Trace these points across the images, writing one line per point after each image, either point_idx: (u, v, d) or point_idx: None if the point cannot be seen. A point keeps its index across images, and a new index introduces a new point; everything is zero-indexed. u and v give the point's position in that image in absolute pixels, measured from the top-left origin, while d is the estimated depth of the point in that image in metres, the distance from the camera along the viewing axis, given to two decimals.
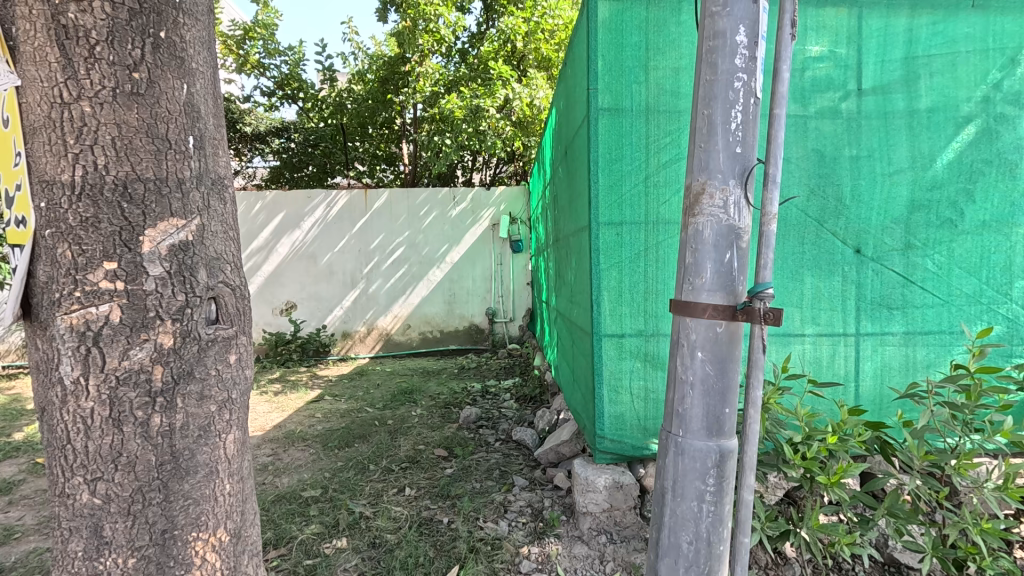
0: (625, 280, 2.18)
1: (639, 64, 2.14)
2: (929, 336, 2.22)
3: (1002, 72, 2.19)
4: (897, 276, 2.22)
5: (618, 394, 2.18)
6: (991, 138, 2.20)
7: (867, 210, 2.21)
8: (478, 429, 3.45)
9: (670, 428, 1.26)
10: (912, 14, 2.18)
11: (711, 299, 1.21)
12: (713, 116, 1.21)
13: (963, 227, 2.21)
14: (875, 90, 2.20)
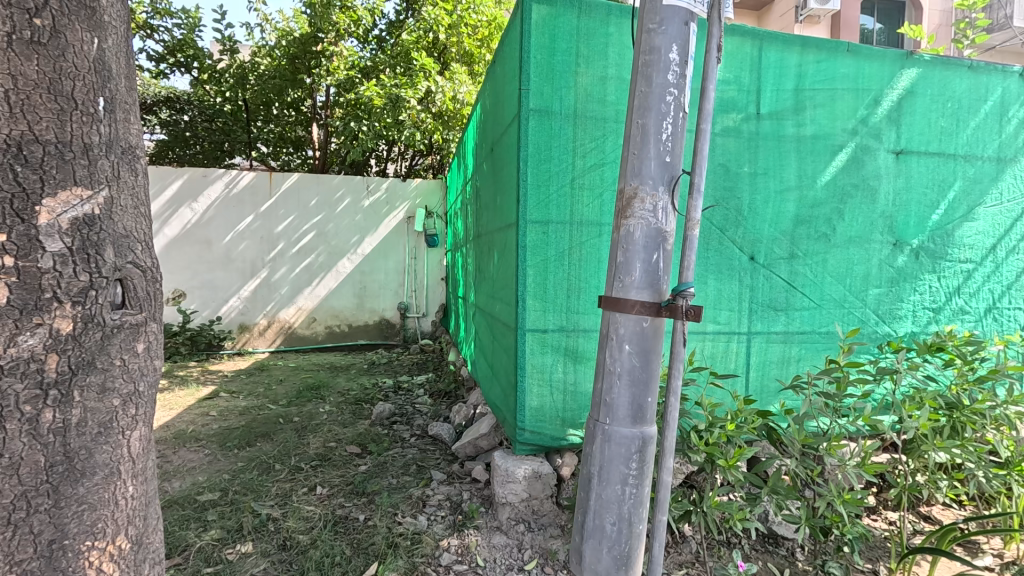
0: (550, 277, 2.25)
1: (568, 69, 2.22)
2: (805, 335, 2.54)
3: (868, 110, 2.55)
4: (782, 282, 2.51)
5: (539, 388, 2.25)
6: (857, 165, 2.56)
7: (760, 222, 2.47)
8: (392, 424, 3.37)
9: (598, 416, 1.34)
10: (802, 52, 2.47)
11: (639, 296, 1.30)
12: (647, 125, 1.29)
13: (834, 240, 2.55)
14: (771, 116, 2.47)
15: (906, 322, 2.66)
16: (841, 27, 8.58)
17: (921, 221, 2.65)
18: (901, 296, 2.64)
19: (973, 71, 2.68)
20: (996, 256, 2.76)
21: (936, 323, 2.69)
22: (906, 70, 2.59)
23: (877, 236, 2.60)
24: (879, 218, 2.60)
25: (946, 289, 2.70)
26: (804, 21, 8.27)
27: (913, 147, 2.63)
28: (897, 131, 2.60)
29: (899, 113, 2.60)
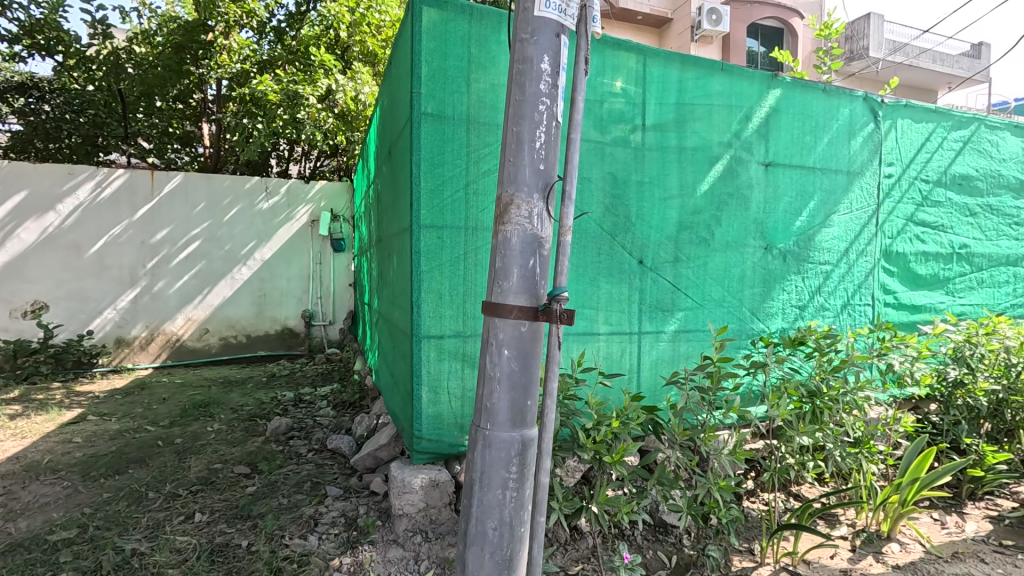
0: (446, 283, 2.23)
1: (461, 74, 2.22)
2: (689, 333, 2.71)
3: (740, 125, 2.79)
4: (668, 284, 2.66)
5: (436, 394, 2.22)
6: (732, 176, 2.78)
7: (647, 228, 2.61)
8: (288, 440, 3.19)
9: (479, 422, 1.34)
10: (682, 68, 2.65)
11: (517, 301, 1.32)
12: (521, 133, 1.32)
13: (714, 245, 2.75)
14: (655, 127, 2.62)
15: (776, 319, 2.92)
16: (731, 48, 9.35)
17: (787, 227, 2.93)
18: (771, 295, 2.90)
19: (826, 94, 3.02)
20: (848, 258, 3.11)
21: (801, 319, 2.99)
22: (772, 89, 2.86)
23: (751, 241, 2.84)
24: (752, 224, 2.84)
25: (809, 288, 3.00)
26: (698, 40, 8.91)
27: (779, 160, 2.91)
28: (766, 145, 2.86)
29: (767, 129, 2.86)
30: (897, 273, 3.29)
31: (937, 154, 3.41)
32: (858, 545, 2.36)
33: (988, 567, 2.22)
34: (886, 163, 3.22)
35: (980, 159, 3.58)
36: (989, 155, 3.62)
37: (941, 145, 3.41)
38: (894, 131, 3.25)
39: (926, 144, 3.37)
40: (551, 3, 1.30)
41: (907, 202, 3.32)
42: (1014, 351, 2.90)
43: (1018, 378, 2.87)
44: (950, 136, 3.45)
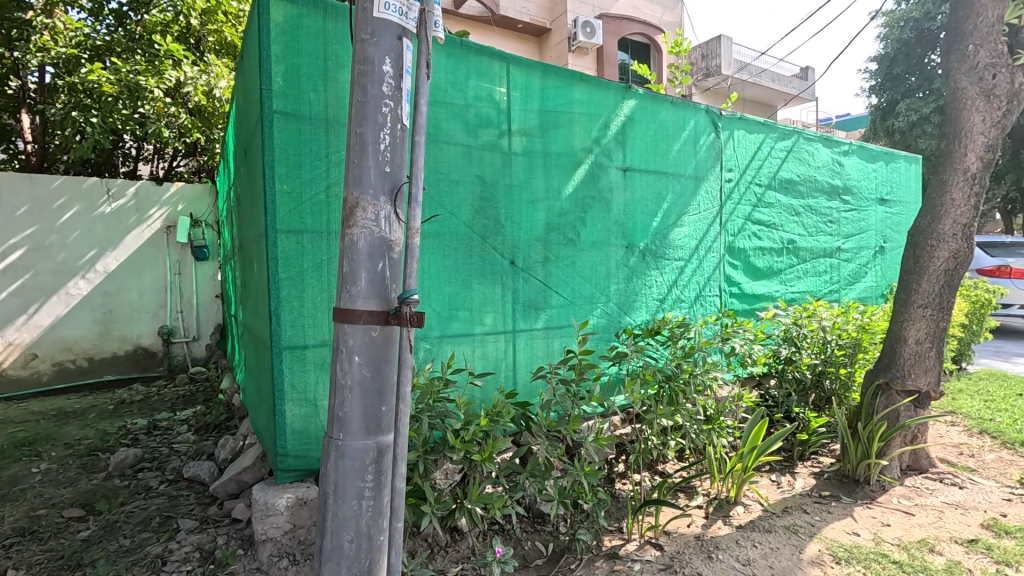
0: (307, 290, 2.12)
1: (316, 73, 2.13)
2: (561, 329, 2.85)
3: (599, 132, 2.98)
4: (539, 283, 2.77)
5: (301, 407, 2.11)
6: (594, 180, 2.97)
7: (517, 229, 2.69)
8: (137, 473, 2.84)
9: (331, 433, 1.29)
10: (543, 76, 2.77)
11: (366, 305, 1.29)
12: (364, 135, 1.29)
13: (580, 245, 2.91)
14: (521, 132, 2.71)
15: (639, 311, 3.16)
16: (604, 60, 9.93)
17: (645, 227, 3.19)
18: (633, 290, 3.14)
19: (674, 106, 3.33)
20: (698, 254, 3.46)
21: (661, 310, 3.27)
22: (627, 100, 3.09)
23: (613, 240, 3.04)
24: (614, 225, 3.05)
25: (666, 282, 3.29)
26: (575, 50, 9.36)
27: (636, 166, 3.15)
28: (623, 152, 3.08)
29: (623, 136, 3.08)
30: (739, 266, 3.72)
31: (767, 161, 3.90)
32: (710, 512, 2.62)
33: (809, 516, 2.57)
34: (726, 168, 3.62)
35: (801, 166, 4.15)
36: (807, 162, 4.22)
37: (770, 153, 3.91)
38: (731, 140, 3.66)
39: (758, 152, 3.84)
40: (390, 5, 1.30)
41: (745, 204, 3.76)
42: (829, 330, 3.41)
43: (831, 353, 3.38)
44: (776, 146, 3.97)
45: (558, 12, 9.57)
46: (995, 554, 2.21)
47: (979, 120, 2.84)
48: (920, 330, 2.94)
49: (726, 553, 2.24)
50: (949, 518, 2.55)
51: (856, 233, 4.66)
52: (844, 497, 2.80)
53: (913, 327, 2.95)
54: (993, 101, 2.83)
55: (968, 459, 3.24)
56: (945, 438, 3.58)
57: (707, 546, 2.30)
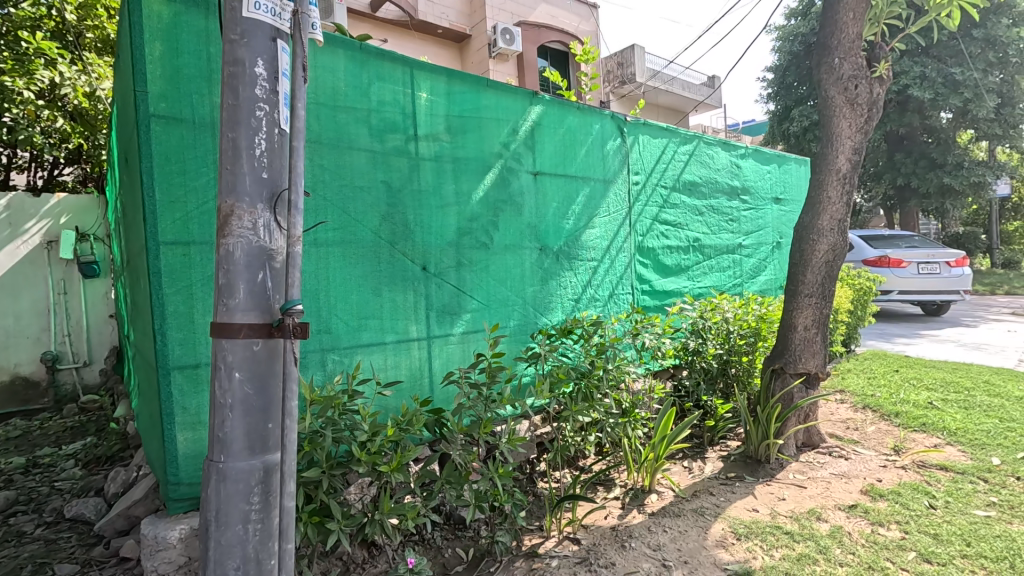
0: (197, 305, 1.99)
1: (200, 74, 2.00)
2: (477, 333, 2.85)
3: (508, 137, 3.01)
4: (452, 288, 2.75)
5: (194, 430, 1.98)
6: (505, 184, 3.00)
7: (428, 234, 2.66)
8: (8, 519, 2.54)
9: (212, 455, 1.22)
10: (448, 81, 2.77)
11: (246, 318, 1.22)
12: (238, 139, 1.23)
13: (493, 248, 2.93)
14: (428, 137, 2.69)
15: (554, 312, 3.23)
16: (524, 67, 10.09)
17: (557, 230, 3.26)
18: (548, 291, 3.20)
19: (580, 111, 3.43)
20: (610, 254, 3.59)
21: (576, 310, 3.36)
22: (534, 106, 3.16)
23: (526, 243, 3.09)
24: (527, 228, 3.09)
25: (580, 282, 3.39)
26: (495, 57, 9.44)
27: (546, 170, 3.22)
28: (533, 156, 3.14)
29: (532, 141, 3.14)
30: (649, 265, 3.90)
31: (671, 164, 4.12)
32: (626, 502, 2.73)
33: (715, 497, 2.73)
34: (633, 172, 3.79)
35: (702, 169, 4.41)
36: (708, 165, 4.48)
37: (673, 157, 4.13)
38: (637, 145, 3.84)
39: (663, 155, 4.05)
40: (261, 5, 1.25)
41: (652, 205, 3.95)
42: (731, 321, 3.64)
43: (734, 342, 3.61)
44: (679, 150, 4.19)
45: (477, 18, 9.62)
46: (871, 516, 2.45)
47: (847, 126, 3.15)
48: (807, 317, 3.21)
49: (639, 541, 2.33)
50: (835, 487, 2.80)
51: (755, 230, 5.02)
52: (748, 476, 3.00)
53: (801, 315, 3.21)
54: (857, 109, 3.15)
55: (853, 432, 3.57)
56: (835, 415, 3.94)
57: (621, 536, 2.39)
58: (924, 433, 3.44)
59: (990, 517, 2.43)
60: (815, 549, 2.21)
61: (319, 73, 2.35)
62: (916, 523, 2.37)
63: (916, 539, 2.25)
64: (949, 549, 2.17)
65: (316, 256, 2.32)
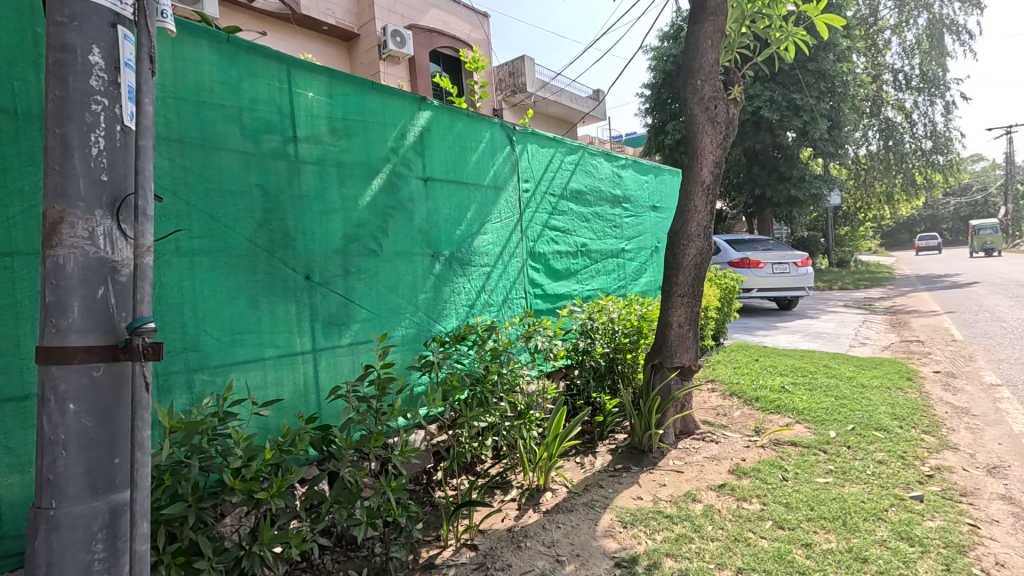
0: (25, 326, 1.71)
1: (24, 58, 1.73)
2: (367, 343, 2.75)
3: (396, 142, 2.94)
4: (339, 297, 2.63)
5: (22, 473, 1.70)
6: (394, 190, 2.92)
7: (311, 241, 2.52)
8: None
9: (39, 502, 1.05)
10: (330, 81, 2.64)
11: (82, 341, 1.07)
12: (67, 136, 1.08)
13: (383, 256, 2.84)
14: (309, 139, 2.54)
15: (448, 319, 3.21)
16: (416, 71, 9.97)
17: (449, 236, 3.25)
18: (441, 298, 3.17)
19: (470, 119, 3.45)
20: (502, 260, 3.66)
21: (470, 316, 3.37)
22: (422, 111, 3.11)
23: (418, 249, 3.04)
24: (417, 234, 3.05)
25: (473, 288, 3.41)
26: (385, 59, 9.22)
27: (436, 176, 3.20)
28: (422, 162, 3.10)
29: (421, 147, 3.10)
30: (540, 269, 4.02)
31: (558, 173, 4.29)
32: (522, 503, 2.79)
33: (604, 489, 2.88)
34: (522, 179, 3.89)
35: (588, 178, 4.64)
36: (592, 175, 4.71)
37: (560, 166, 4.30)
38: (525, 153, 3.94)
39: (550, 164, 4.20)
40: None
41: (542, 212, 4.08)
42: (615, 321, 3.87)
43: (619, 341, 3.84)
44: (565, 159, 4.37)
45: (364, 18, 9.33)
46: (736, 493, 2.73)
47: (708, 142, 3.50)
48: (680, 315, 3.50)
49: (534, 540, 2.39)
50: (707, 469, 3.08)
51: (636, 236, 5.39)
52: (633, 466, 3.21)
53: (675, 313, 3.50)
54: (716, 127, 3.51)
55: (722, 418, 3.96)
56: (707, 403, 4.34)
57: (517, 537, 2.43)
58: (778, 414, 3.92)
59: (828, 482, 2.82)
60: (691, 528, 2.42)
61: (180, 65, 2.13)
62: (772, 495, 2.68)
63: (772, 509, 2.54)
64: (797, 515, 2.48)
65: (179, 266, 2.10)
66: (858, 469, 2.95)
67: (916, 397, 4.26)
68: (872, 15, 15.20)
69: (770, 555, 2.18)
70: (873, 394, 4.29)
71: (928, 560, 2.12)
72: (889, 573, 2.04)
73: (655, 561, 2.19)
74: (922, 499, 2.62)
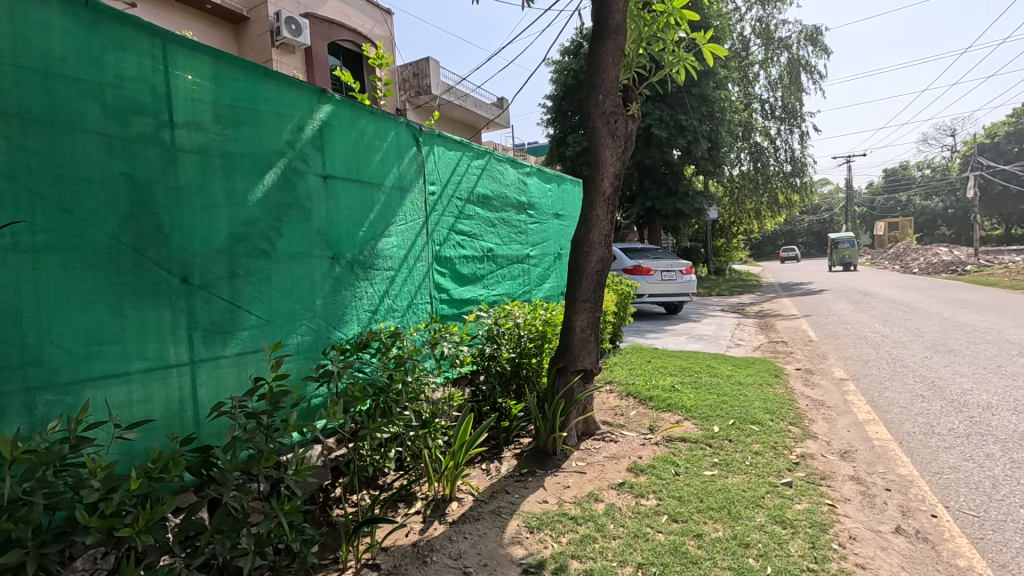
0: None
1: None
2: (256, 353, 2.51)
3: (292, 135, 2.72)
4: (224, 303, 2.37)
5: None
6: (289, 186, 2.70)
7: (190, 240, 2.24)
8: None
9: None
10: (216, 63, 2.38)
11: None
12: None
13: (275, 257, 2.61)
14: (189, 126, 2.27)
15: (349, 325, 3.04)
16: (313, 63, 9.44)
17: (350, 237, 3.07)
18: (341, 303, 2.99)
19: (374, 116, 3.30)
20: (407, 263, 3.54)
21: (372, 322, 3.22)
22: (322, 104, 2.92)
23: (316, 251, 2.84)
24: (315, 235, 2.84)
25: (376, 293, 3.25)
26: (278, 46, 8.62)
27: (336, 173, 3.01)
28: (321, 158, 2.90)
29: (321, 142, 2.90)
30: (446, 274, 3.95)
31: (465, 177, 4.24)
32: (427, 515, 2.70)
33: (510, 495, 2.88)
34: (428, 182, 3.80)
35: (494, 183, 4.65)
36: (498, 180, 4.74)
37: (467, 170, 4.27)
38: (431, 155, 3.86)
39: (457, 168, 4.15)
40: None
41: (448, 216, 4.01)
42: (521, 326, 3.90)
43: (524, 345, 3.87)
44: (472, 164, 4.35)
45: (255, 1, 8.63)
46: (635, 490, 2.86)
47: (609, 154, 3.65)
48: (583, 320, 3.61)
49: (440, 554, 2.32)
50: (608, 468, 3.20)
51: (540, 242, 5.50)
52: (538, 470, 3.25)
53: (578, 318, 3.61)
54: (617, 141, 3.67)
55: (620, 418, 4.15)
56: (606, 404, 4.53)
57: (422, 552, 2.34)
58: (670, 412, 4.19)
59: (714, 474, 3.06)
60: (594, 528, 2.49)
61: (21, 27, 1.79)
62: (666, 490, 2.85)
63: (667, 504, 2.69)
64: (689, 507, 2.65)
65: (17, 266, 1.76)
66: (739, 460, 3.24)
67: (783, 392, 4.78)
68: (744, 50, 16.99)
69: (667, 548, 2.31)
70: (748, 390, 4.74)
71: (798, 540, 2.36)
72: (767, 555, 2.24)
73: (562, 563, 2.22)
74: (791, 485, 2.92)
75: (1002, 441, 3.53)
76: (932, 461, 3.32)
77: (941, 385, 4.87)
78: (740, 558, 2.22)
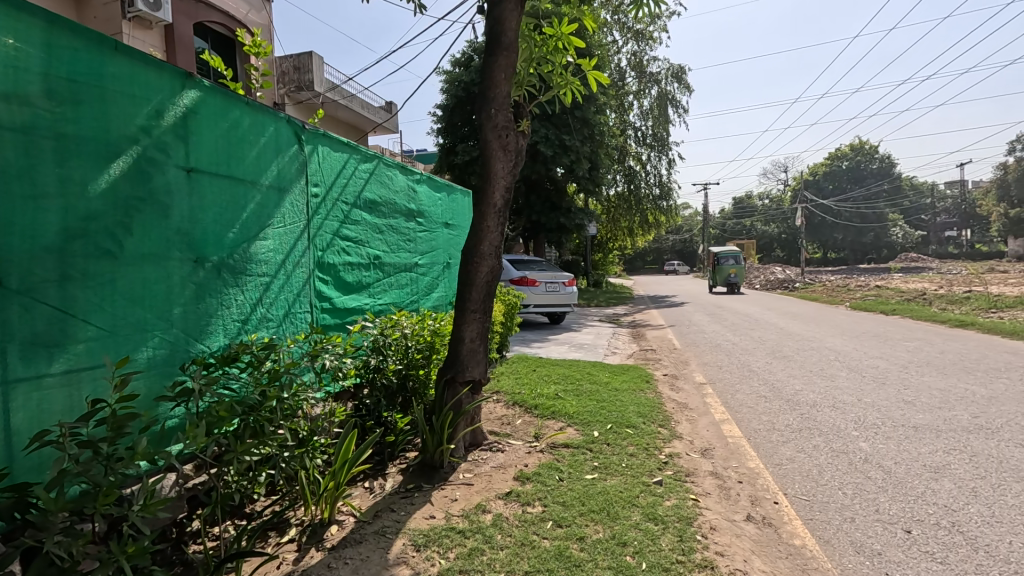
0: None
1: None
2: (93, 370, 2.15)
3: (148, 121, 2.39)
4: (51, 310, 2.00)
5: None
6: (142, 178, 2.36)
7: (6, 235, 1.86)
8: None
9: None
10: (49, 29, 2.01)
11: None
12: None
13: (123, 260, 2.27)
14: (11, 100, 1.89)
15: (213, 337, 2.72)
16: (174, 42, 8.46)
17: (217, 238, 2.76)
18: (205, 313, 2.67)
19: (248, 107, 3.01)
20: (284, 270, 3.27)
21: (242, 333, 2.92)
22: (186, 89, 2.60)
23: (174, 253, 2.51)
24: (174, 235, 2.52)
25: (248, 301, 2.96)
26: (131, 19, 7.60)
27: (202, 167, 2.70)
28: (184, 149, 2.58)
29: (184, 131, 2.58)
30: (329, 282, 3.73)
31: (351, 180, 4.04)
32: (302, 543, 2.50)
33: (395, 513, 2.76)
34: (311, 183, 3.56)
35: (382, 189, 4.49)
36: (387, 186, 4.58)
37: (354, 173, 4.07)
38: (315, 155, 3.62)
39: (343, 171, 3.93)
40: None
41: (332, 220, 3.79)
42: (408, 336, 3.79)
43: (411, 357, 3.77)
44: (360, 167, 4.16)
45: None
46: (521, 498, 2.90)
47: (500, 168, 3.71)
48: (472, 330, 3.60)
49: None
50: (495, 478, 3.22)
51: (428, 251, 5.41)
52: (424, 484, 3.16)
53: (467, 329, 3.59)
54: (507, 155, 3.74)
55: (506, 427, 4.21)
56: (493, 413, 4.56)
57: None
58: (554, 419, 4.33)
59: (594, 478, 3.21)
60: (482, 540, 2.47)
61: None
62: (551, 496, 2.92)
63: (551, 510, 2.77)
64: (572, 512, 2.75)
65: None
66: (616, 463, 3.44)
67: (652, 397, 5.19)
68: (620, 80, 18.40)
69: (552, 554, 2.36)
70: (623, 396, 5.07)
71: (668, 534, 2.55)
72: (642, 551, 2.39)
73: None
74: (662, 483, 3.17)
75: (824, 434, 4.15)
76: (773, 454, 3.81)
77: (778, 387, 5.61)
78: (619, 557, 2.34)
